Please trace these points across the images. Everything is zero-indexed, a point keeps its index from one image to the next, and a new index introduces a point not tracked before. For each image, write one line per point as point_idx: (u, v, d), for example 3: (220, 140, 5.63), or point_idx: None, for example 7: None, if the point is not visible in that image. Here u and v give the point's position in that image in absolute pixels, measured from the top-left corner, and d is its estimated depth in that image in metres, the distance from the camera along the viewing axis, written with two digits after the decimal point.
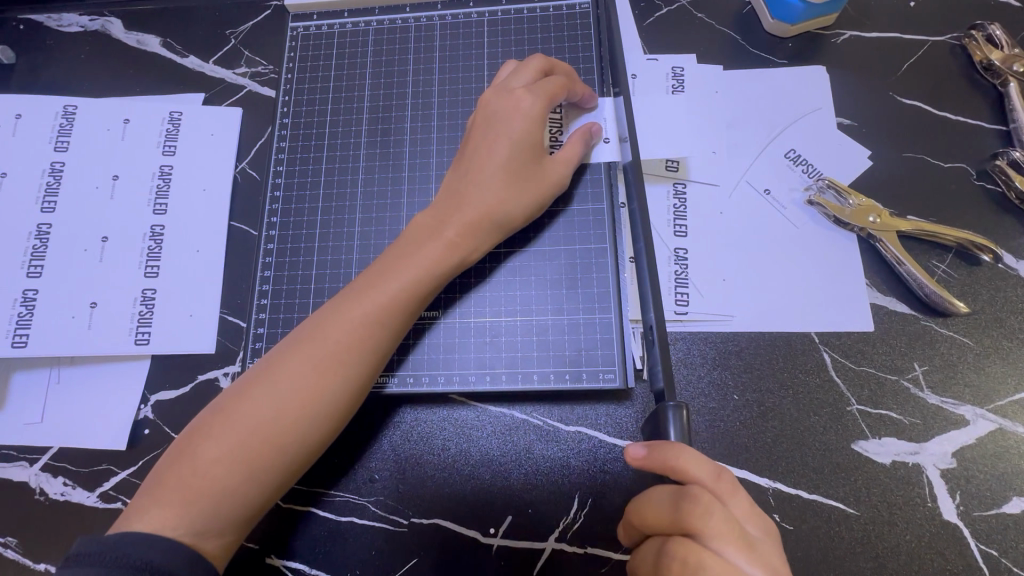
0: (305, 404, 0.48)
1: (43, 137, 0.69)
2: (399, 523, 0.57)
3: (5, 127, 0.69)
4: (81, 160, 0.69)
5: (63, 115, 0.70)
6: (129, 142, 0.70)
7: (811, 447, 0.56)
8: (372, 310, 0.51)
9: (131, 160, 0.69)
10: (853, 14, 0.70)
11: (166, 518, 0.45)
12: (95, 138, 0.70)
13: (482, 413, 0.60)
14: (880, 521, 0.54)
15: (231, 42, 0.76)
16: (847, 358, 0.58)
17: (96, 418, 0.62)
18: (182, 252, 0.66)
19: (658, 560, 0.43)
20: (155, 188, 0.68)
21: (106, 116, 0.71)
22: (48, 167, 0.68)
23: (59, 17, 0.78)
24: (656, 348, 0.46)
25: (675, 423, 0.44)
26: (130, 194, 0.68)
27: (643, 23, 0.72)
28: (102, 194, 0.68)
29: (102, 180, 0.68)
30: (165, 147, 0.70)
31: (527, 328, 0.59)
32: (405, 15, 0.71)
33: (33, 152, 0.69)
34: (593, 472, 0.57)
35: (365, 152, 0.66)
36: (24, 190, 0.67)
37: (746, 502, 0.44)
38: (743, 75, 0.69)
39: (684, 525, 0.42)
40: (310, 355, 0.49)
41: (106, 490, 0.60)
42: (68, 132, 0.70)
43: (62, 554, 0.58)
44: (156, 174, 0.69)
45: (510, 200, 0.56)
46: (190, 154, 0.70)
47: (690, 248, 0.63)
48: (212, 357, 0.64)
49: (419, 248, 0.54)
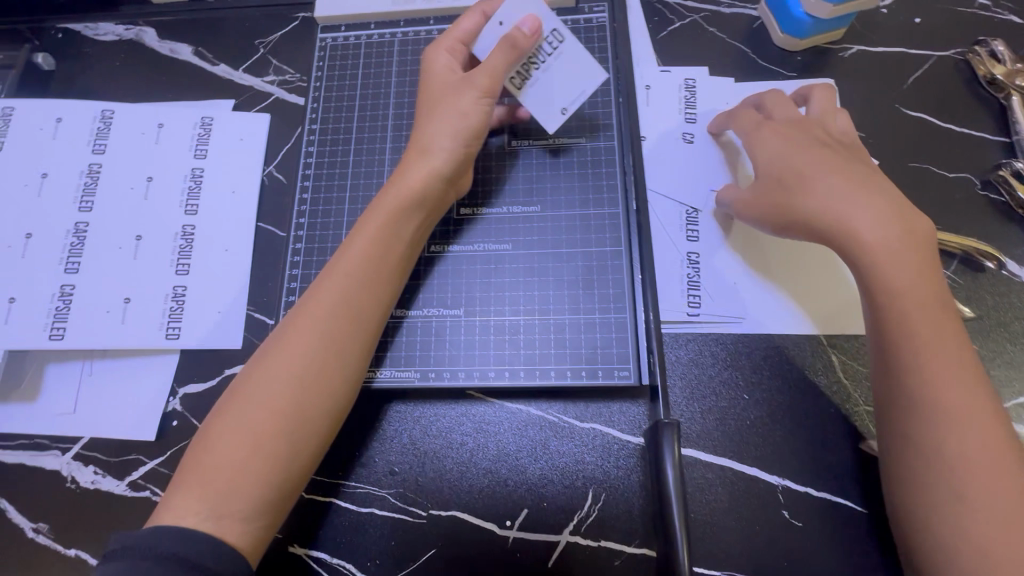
0: (294, 362, 0.50)
1: (81, 140, 0.73)
2: (417, 514, 0.59)
3: (45, 130, 0.73)
4: (117, 162, 0.72)
5: (100, 118, 0.74)
6: (163, 145, 0.73)
7: (819, 445, 0.58)
8: (352, 271, 0.54)
9: (164, 162, 0.72)
10: (860, 29, 0.73)
11: (192, 502, 0.46)
12: (131, 141, 0.73)
13: (499, 409, 0.62)
14: (887, 519, 0.55)
15: (260, 51, 0.79)
16: (856, 360, 0.60)
17: (126, 409, 0.64)
18: (212, 251, 0.69)
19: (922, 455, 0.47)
20: (187, 189, 0.71)
21: (141, 120, 0.74)
22: (86, 169, 0.71)
23: (95, 26, 0.82)
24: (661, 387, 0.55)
25: (670, 443, 0.51)
26: (163, 194, 0.71)
27: (657, 36, 0.75)
28: (137, 195, 0.71)
29: (136, 181, 0.71)
30: (197, 151, 0.73)
31: (544, 326, 0.61)
32: (429, 27, 0.74)
33: (72, 153, 0.72)
34: (607, 466, 0.59)
35: (390, 157, 0.69)
36: (63, 190, 0.70)
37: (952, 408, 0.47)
38: (753, 87, 0.71)
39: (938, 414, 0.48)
40: (302, 324, 0.52)
41: (135, 479, 0.62)
42: (105, 135, 0.73)
43: (92, 540, 0.60)
44: (188, 176, 0.72)
45: (437, 121, 0.58)
46: (220, 158, 0.73)
47: (702, 252, 0.65)
48: (239, 351, 0.66)
49: (388, 207, 0.56)
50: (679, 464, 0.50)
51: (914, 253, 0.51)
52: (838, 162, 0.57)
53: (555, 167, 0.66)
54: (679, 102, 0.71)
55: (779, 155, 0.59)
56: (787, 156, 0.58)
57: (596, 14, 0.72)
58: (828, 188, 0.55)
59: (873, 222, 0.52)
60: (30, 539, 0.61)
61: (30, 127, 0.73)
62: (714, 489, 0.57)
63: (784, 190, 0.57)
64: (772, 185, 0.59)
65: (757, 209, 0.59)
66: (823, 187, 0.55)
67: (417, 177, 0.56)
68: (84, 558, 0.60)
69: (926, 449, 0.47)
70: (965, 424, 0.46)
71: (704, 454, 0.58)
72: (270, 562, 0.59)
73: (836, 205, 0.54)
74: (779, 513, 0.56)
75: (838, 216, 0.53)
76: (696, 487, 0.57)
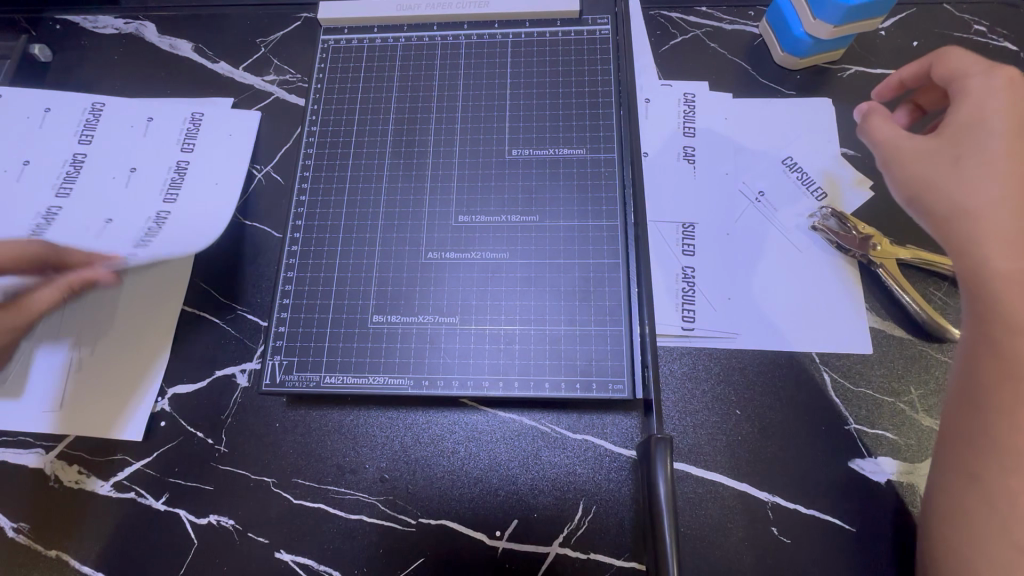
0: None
1: (67, 129, 0.72)
2: (407, 522, 0.59)
3: (32, 119, 0.72)
4: (100, 151, 0.70)
5: (90, 111, 0.73)
6: (151, 137, 0.71)
7: (805, 463, 0.58)
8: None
9: (148, 153, 0.70)
10: (859, 52, 0.74)
11: None
12: (118, 133, 0.72)
13: (492, 418, 0.61)
14: (875, 537, 0.56)
15: (261, 50, 0.79)
16: (847, 379, 0.61)
17: (105, 407, 0.63)
18: (183, 238, 0.64)
19: (965, 474, 0.48)
20: (168, 180, 0.68)
21: (131, 113, 0.73)
22: (69, 157, 0.69)
23: (94, 19, 0.81)
24: (652, 399, 0.53)
25: (661, 453, 0.50)
26: (142, 183, 0.68)
27: (658, 51, 0.76)
28: (117, 183, 0.68)
29: (118, 171, 0.69)
30: (183, 145, 0.71)
31: (540, 337, 0.60)
32: (433, 33, 0.74)
33: (57, 143, 0.71)
34: (598, 479, 0.59)
35: (389, 161, 0.68)
36: (40, 173, 0.68)
37: (1007, 455, 0.46)
38: (751, 104, 0.72)
39: (976, 441, 0.48)
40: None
41: (120, 480, 0.61)
42: (92, 127, 0.72)
43: (73, 541, 0.59)
44: (171, 168, 0.69)
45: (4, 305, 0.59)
46: (206, 150, 0.71)
47: (697, 267, 0.65)
48: (230, 352, 0.65)
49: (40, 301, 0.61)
50: (671, 476, 0.49)
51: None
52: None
53: (555, 177, 0.66)
54: (678, 117, 0.72)
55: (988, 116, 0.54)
56: (991, 123, 0.53)
57: (600, 26, 0.73)
58: (994, 184, 0.51)
59: (1011, 246, 0.49)
60: (9, 538, 0.59)
61: (16, 115, 0.72)
62: (704, 504, 0.57)
63: (951, 158, 0.54)
64: (943, 145, 0.55)
65: (911, 164, 0.57)
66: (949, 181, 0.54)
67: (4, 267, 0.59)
68: (64, 558, 0.59)
69: (980, 481, 0.47)
70: (1002, 470, 0.46)
71: (696, 468, 0.58)
72: (255, 567, 0.58)
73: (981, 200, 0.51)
74: (768, 529, 0.56)
75: (988, 218, 0.51)
76: (687, 502, 0.57)
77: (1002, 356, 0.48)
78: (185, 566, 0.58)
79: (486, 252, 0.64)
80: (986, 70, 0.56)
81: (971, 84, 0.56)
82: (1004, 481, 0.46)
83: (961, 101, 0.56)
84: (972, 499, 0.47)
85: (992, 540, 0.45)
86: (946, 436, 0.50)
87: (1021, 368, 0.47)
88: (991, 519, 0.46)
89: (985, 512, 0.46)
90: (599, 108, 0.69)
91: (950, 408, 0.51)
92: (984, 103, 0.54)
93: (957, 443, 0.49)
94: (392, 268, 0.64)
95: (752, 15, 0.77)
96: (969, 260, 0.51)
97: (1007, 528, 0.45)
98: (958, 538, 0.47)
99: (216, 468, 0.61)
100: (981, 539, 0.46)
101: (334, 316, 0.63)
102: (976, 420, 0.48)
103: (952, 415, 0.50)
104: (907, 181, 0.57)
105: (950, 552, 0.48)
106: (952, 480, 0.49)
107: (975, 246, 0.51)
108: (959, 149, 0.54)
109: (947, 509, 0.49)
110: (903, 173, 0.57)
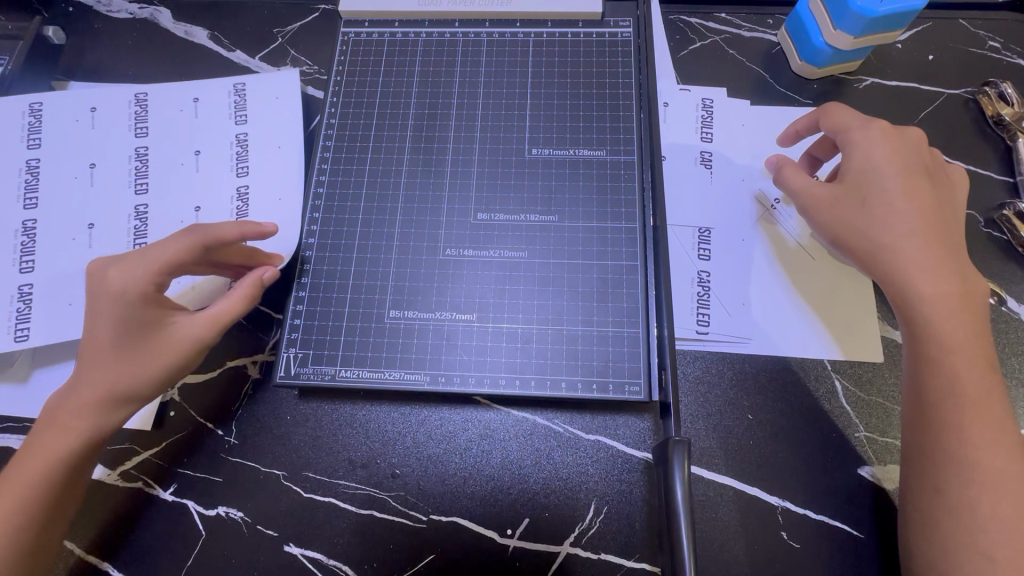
0: (47, 537, 0.52)
1: (120, 125, 0.69)
2: (417, 519, 0.59)
3: (81, 121, 0.69)
4: (162, 142, 0.69)
5: (135, 103, 0.70)
6: (202, 119, 0.70)
7: (815, 470, 0.59)
8: (129, 385, 0.54)
9: (208, 135, 0.69)
10: (875, 63, 0.75)
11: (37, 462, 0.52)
12: (171, 121, 0.70)
13: (504, 416, 0.62)
14: (884, 544, 0.56)
15: (279, 40, 0.78)
16: (857, 385, 0.62)
17: None
18: (266, 203, 0.65)
19: (933, 487, 0.50)
20: (235, 155, 0.68)
21: (176, 97, 0.71)
22: (134, 153, 0.68)
23: (109, 3, 0.80)
24: (671, 402, 0.53)
25: (679, 456, 0.51)
26: (213, 167, 0.68)
27: (678, 55, 0.76)
28: (188, 171, 0.68)
29: (186, 157, 0.68)
30: (236, 117, 0.70)
31: (557, 337, 0.61)
32: (454, 29, 0.74)
33: (115, 139, 0.69)
34: (610, 480, 0.59)
35: (409, 157, 0.68)
36: (115, 176, 0.67)
37: (967, 469, 0.49)
38: (768, 111, 0.73)
39: (942, 456, 0.50)
40: (14, 481, 0.51)
41: (127, 470, 0.60)
42: (144, 118, 0.70)
43: (79, 530, 0.59)
44: (234, 143, 0.69)
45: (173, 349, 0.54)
46: (262, 121, 0.70)
47: (713, 271, 0.66)
48: (242, 344, 0.65)
49: (227, 309, 0.55)
50: (688, 484, 0.49)
51: (971, 308, 0.54)
52: (922, 194, 0.57)
53: (575, 179, 0.66)
54: (696, 121, 0.72)
55: (876, 161, 0.58)
56: (883, 167, 0.58)
57: (622, 29, 0.73)
58: (901, 221, 0.56)
59: (932, 275, 0.54)
60: None
61: (65, 119, 0.69)
62: (714, 506, 0.58)
63: (860, 203, 0.58)
64: (851, 192, 0.59)
65: (829, 212, 0.60)
66: (866, 223, 0.57)
67: (190, 333, 0.54)
68: (70, 547, 0.58)
69: (948, 495, 0.49)
70: (966, 484, 0.49)
71: (709, 472, 0.59)
72: (264, 560, 0.58)
73: (896, 238, 0.56)
74: (778, 534, 0.57)
75: (901, 253, 0.55)
76: (700, 504, 0.58)
77: (942, 378, 0.52)
78: (192, 559, 0.58)
79: (504, 250, 0.64)
80: (864, 120, 0.61)
81: (855, 136, 0.60)
82: (971, 494, 0.49)
83: (851, 151, 0.60)
84: (944, 513, 0.49)
85: (964, 551, 0.48)
86: (916, 450, 0.52)
87: (964, 387, 0.51)
88: (957, 529, 0.49)
89: (952, 523, 0.49)
90: (620, 111, 0.69)
91: (908, 425, 0.54)
92: (870, 150, 0.59)
93: (926, 460, 0.51)
94: (409, 264, 0.64)
95: (771, 23, 0.78)
96: (903, 298, 0.55)
97: (975, 541, 0.48)
98: (930, 548, 0.49)
99: (226, 459, 0.61)
100: (955, 552, 0.48)
101: (349, 310, 0.62)
102: (933, 436, 0.51)
103: (910, 432, 0.53)
104: (829, 227, 0.60)
105: (934, 560, 0.49)
106: (923, 497, 0.51)
107: (903, 280, 0.55)
108: (865, 195, 0.58)
109: (919, 521, 0.51)
110: (824, 221, 0.60)
